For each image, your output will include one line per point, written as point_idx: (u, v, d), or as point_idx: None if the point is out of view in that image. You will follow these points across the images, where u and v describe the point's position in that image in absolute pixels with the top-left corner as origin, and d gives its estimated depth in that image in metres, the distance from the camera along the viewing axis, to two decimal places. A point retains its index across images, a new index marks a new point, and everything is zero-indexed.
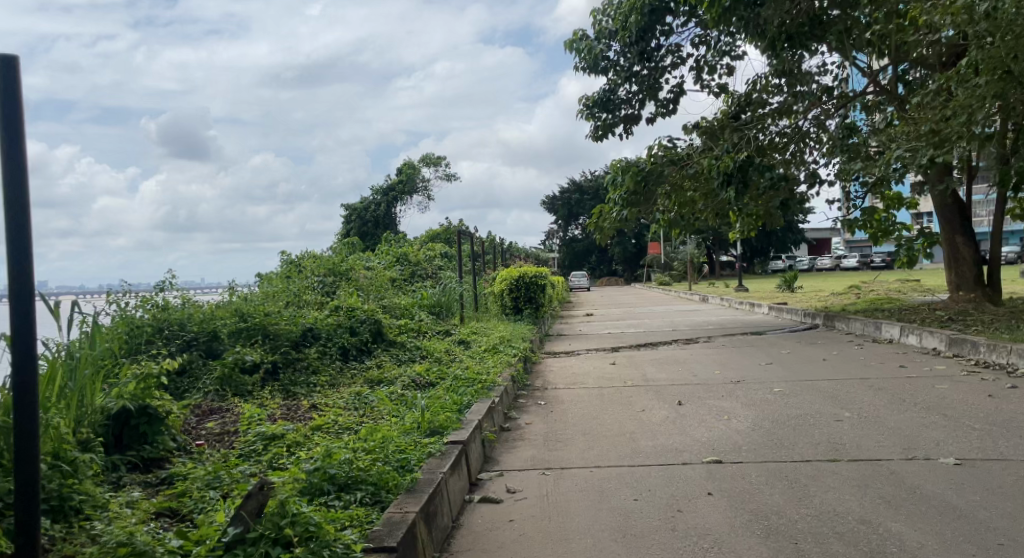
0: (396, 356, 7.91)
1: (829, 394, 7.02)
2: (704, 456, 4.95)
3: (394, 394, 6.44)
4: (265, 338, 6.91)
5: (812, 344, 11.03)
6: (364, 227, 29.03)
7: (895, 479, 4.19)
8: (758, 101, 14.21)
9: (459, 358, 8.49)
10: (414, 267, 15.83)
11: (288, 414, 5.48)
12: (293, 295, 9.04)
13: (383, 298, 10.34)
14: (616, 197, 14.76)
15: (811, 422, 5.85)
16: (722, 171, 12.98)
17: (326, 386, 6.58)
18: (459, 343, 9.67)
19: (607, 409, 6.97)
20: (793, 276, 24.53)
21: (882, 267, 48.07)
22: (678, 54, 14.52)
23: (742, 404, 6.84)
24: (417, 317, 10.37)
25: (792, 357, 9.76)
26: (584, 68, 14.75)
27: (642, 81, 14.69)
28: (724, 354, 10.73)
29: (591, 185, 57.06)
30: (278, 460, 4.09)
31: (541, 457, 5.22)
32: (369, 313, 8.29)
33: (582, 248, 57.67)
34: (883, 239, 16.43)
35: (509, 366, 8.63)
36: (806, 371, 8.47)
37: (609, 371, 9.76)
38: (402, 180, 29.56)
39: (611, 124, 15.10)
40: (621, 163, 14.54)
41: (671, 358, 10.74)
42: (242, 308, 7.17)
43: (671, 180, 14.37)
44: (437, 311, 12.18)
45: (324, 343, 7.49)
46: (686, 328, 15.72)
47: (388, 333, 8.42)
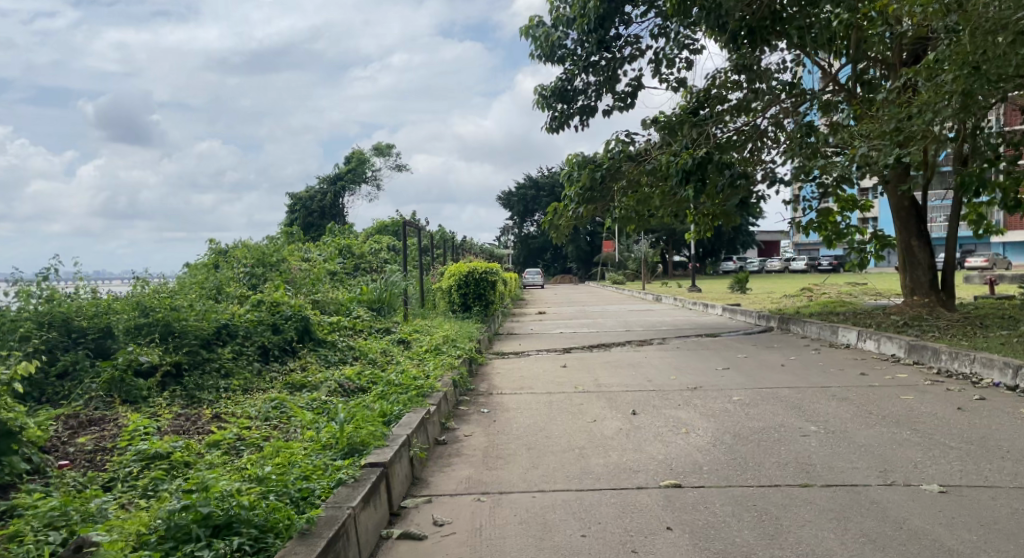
0: (324, 357, 7.22)
1: (791, 403, 6.49)
2: (661, 478, 4.37)
3: (313, 403, 5.79)
4: (168, 339, 6.24)
5: (769, 347, 10.61)
6: (310, 217, 28.06)
7: (878, 511, 3.64)
8: (717, 97, 13.75)
9: (395, 359, 7.80)
10: (358, 259, 15.07)
11: (182, 429, 4.84)
12: (211, 287, 8.32)
13: (318, 292, 9.62)
14: (570, 193, 14.25)
15: (775, 436, 5.30)
16: (681, 168, 12.52)
17: (235, 394, 5.95)
18: (399, 343, 9.01)
19: (555, 419, 6.37)
20: (745, 277, 24.30)
21: (831, 270, 48.56)
22: (638, 45, 14.03)
23: (700, 415, 6.28)
24: (354, 313, 9.70)
25: (749, 361, 9.29)
26: (540, 56, 14.24)
27: (599, 71, 14.21)
28: (680, 357, 10.22)
29: (546, 181, 56.59)
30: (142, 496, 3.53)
31: (477, 479, 4.58)
32: (296, 309, 7.60)
33: (536, 244, 57.23)
34: (836, 242, 16.14)
35: (450, 366, 7.97)
36: (766, 378, 7.96)
37: (559, 375, 9.15)
38: (351, 170, 28.63)
39: (567, 115, 14.56)
40: (576, 158, 14.01)
41: (624, 361, 10.21)
42: (144, 301, 6.53)
43: (628, 176, 13.89)
44: (378, 307, 11.47)
45: (241, 343, 6.83)
46: (639, 329, 15.25)
47: (318, 331, 7.75)
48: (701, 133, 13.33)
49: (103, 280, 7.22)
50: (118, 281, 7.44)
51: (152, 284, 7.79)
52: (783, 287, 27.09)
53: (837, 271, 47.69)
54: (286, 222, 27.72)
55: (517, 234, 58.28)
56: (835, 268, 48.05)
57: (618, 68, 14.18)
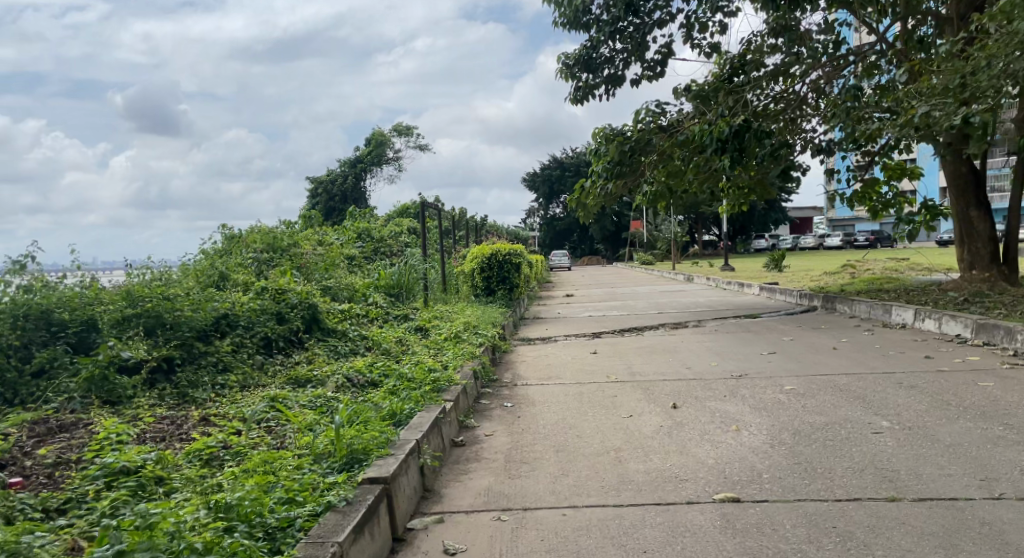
0: (333, 349, 6.57)
1: (853, 392, 5.73)
2: (714, 490, 3.69)
3: (315, 402, 5.16)
4: (160, 332, 5.65)
5: (816, 329, 9.81)
6: (331, 202, 27.58)
7: (992, 540, 2.93)
8: (754, 62, 12.88)
9: (411, 350, 7.16)
10: (377, 243, 14.47)
11: (162, 436, 4.24)
12: (212, 275, 7.72)
13: (331, 278, 9.00)
14: (599, 169, 13.46)
15: (843, 434, 4.57)
16: (717, 137, 11.79)
17: (232, 392, 5.34)
18: (417, 331, 8.38)
19: (586, 415, 5.69)
20: (782, 254, 23.34)
21: (868, 246, 47.01)
22: (667, 9, 13.26)
23: (750, 408, 5.54)
24: (370, 299, 9.10)
25: (797, 345, 8.50)
26: (563, 22, 13.62)
27: (626, 37, 13.45)
28: (719, 342, 9.47)
29: (571, 162, 55.62)
30: (91, 530, 2.97)
31: (498, 491, 3.93)
32: (304, 295, 6.99)
33: (563, 226, 56.33)
34: (881, 213, 15.23)
35: (470, 356, 7.31)
36: (818, 363, 7.19)
37: (587, 362, 8.45)
38: (371, 151, 28.02)
39: (593, 85, 13.80)
40: (603, 132, 13.23)
41: (659, 346, 9.49)
42: (135, 290, 5.96)
43: (659, 150, 13.11)
44: (396, 292, 10.83)
45: (242, 334, 6.23)
46: (672, 310, 14.47)
47: (328, 320, 7.13)
48: (738, 100, 12.52)
49: (96, 269, 6.68)
50: (114, 270, 6.88)
51: (153, 272, 7.22)
52: (820, 264, 26.08)
53: (873, 247, 46.31)
54: (307, 207, 27.27)
55: (543, 216, 57.45)
56: (871, 243, 46.67)
57: (646, 34, 13.40)
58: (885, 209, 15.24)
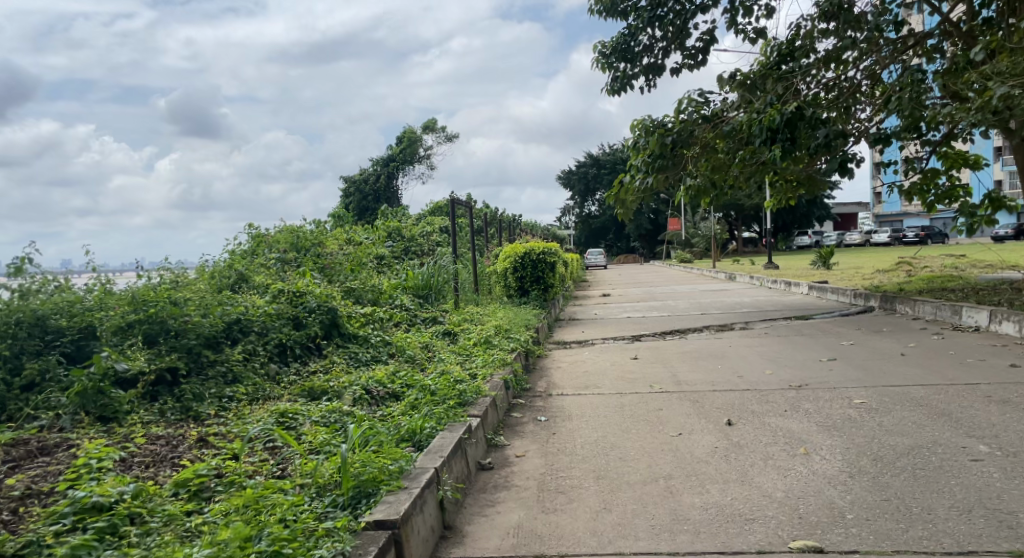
0: (353, 357, 6.02)
1: (936, 408, 5.06)
2: (791, 536, 3.09)
3: (328, 420, 4.61)
4: (165, 339, 5.12)
5: (878, 332, 9.08)
6: (365, 201, 27.29)
7: None
8: (805, 49, 12.21)
9: (437, 357, 6.62)
10: (407, 243, 14.00)
11: (151, 460, 3.70)
12: (226, 276, 7.18)
13: (354, 279, 8.45)
14: (638, 161, 12.69)
15: (934, 463, 3.92)
16: (767, 126, 11.09)
17: (239, 405, 4.80)
18: (444, 336, 7.84)
19: (630, 432, 5.10)
20: (830, 251, 22.38)
21: (918, 242, 45.37)
22: None
23: (817, 427, 4.90)
24: (397, 300, 8.60)
25: (860, 351, 7.80)
26: (600, 10, 13.09)
27: (666, 25, 12.83)
28: (771, 346, 8.78)
29: (607, 159, 54.75)
30: None
31: (531, 530, 3.37)
32: (323, 297, 6.42)
33: (600, 224, 55.52)
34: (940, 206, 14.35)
35: (501, 365, 6.73)
36: (888, 371, 6.50)
37: (628, 369, 7.85)
38: (404, 149, 27.63)
39: (630, 75, 13.17)
40: (643, 123, 12.52)
41: (706, 351, 8.83)
42: (141, 293, 5.43)
43: (701, 141, 12.40)
44: (425, 294, 10.30)
45: (256, 341, 5.67)
46: (716, 310, 13.76)
47: (349, 324, 6.56)
48: (787, 88, 11.92)
49: (107, 271, 6.26)
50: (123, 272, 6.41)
51: (164, 274, 6.73)
52: (871, 262, 24.97)
53: (923, 244, 44.79)
54: (340, 206, 27.01)
55: (579, 214, 56.72)
56: (921, 240, 45.15)
57: (688, 20, 12.74)
58: (940, 201, 14.42)
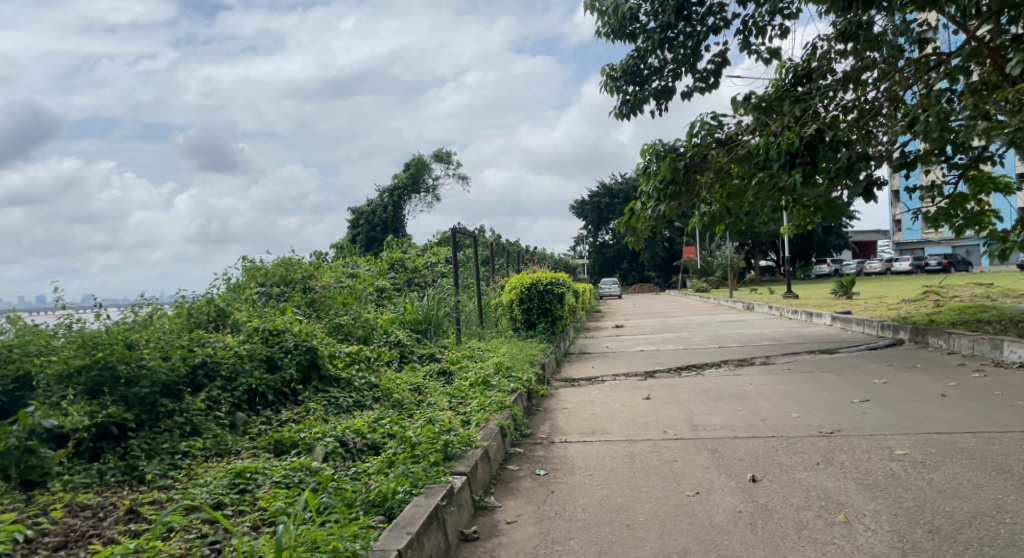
0: (333, 404, 5.35)
1: (993, 462, 4.42)
2: None
3: (291, 481, 3.96)
4: (114, 390, 4.44)
5: (911, 370, 8.44)
6: (373, 231, 26.88)
7: None
8: (822, 70, 11.70)
9: (429, 401, 5.98)
10: (410, 274, 13.49)
11: (64, 542, 3.09)
12: (199, 313, 6.50)
13: (345, 313, 7.81)
14: (648, 189, 12.14)
15: (1005, 537, 3.28)
16: (785, 150, 10.53)
17: (193, 463, 4.15)
18: (440, 376, 7.20)
19: (641, 490, 4.45)
20: (851, 280, 21.65)
21: (940, 270, 44.48)
22: (722, 13, 12.25)
23: (857, 485, 4.25)
24: (391, 336, 7.99)
25: (895, 391, 7.16)
26: (607, 32, 12.65)
27: (676, 47, 12.36)
28: (795, 384, 8.13)
29: (620, 188, 54.26)
30: None
31: None
32: (302, 334, 5.74)
33: (614, 253, 54.93)
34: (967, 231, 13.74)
35: (498, 409, 6.09)
36: (929, 417, 5.86)
37: (640, 410, 7.20)
38: (412, 179, 27.33)
39: (640, 98, 12.67)
40: (653, 148, 11.97)
41: (724, 389, 8.18)
42: (93, 332, 4.79)
43: (715, 165, 11.81)
44: (423, 328, 9.71)
45: (222, 386, 4.98)
46: (734, 343, 13.09)
47: (331, 364, 5.90)
48: (806, 109, 11.36)
49: (74, 307, 5.65)
50: (93, 306, 5.82)
51: (140, 310, 6.06)
52: (894, 290, 24.19)
53: (945, 272, 43.92)
54: (346, 237, 26.59)
55: (592, 243, 56.17)
56: (943, 268, 44.25)
57: (699, 42, 12.28)
58: (968, 226, 13.76)
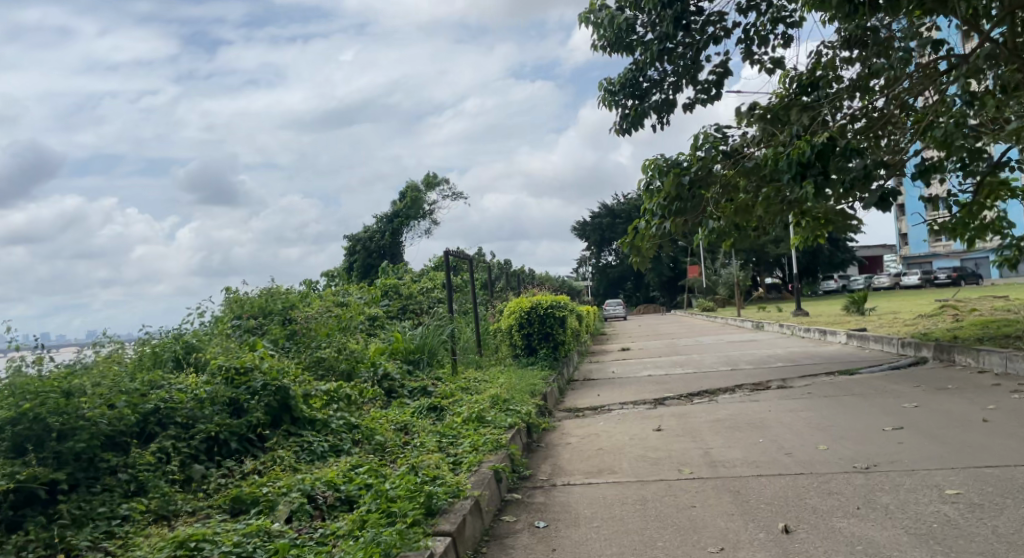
0: (306, 451, 4.69)
1: None
2: None
3: (243, 550, 3.31)
4: (43, 446, 3.78)
5: (943, 393, 7.91)
6: (370, 258, 26.32)
7: None
8: (829, 77, 11.22)
9: (416, 443, 5.33)
10: (404, 301, 12.92)
11: None
12: (161, 356, 5.84)
13: (328, 346, 7.17)
14: (652, 206, 11.54)
15: None
16: (796, 161, 9.99)
17: (132, 531, 3.52)
18: (431, 412, 6.55)
19: (658, 546, 3.83)
20: (862, 296, 21.07)
21: (949, 284, 43.90)
22: (723, 23, 11.82)
23: (909, 536, 3.63)
24: (380, 368, 7.36)
25: (929, 418, 6.59)
26: (603, 45, 12.18)
27: (676, 58, 11.89)
28: (818, 410, 7.53)
29: (621, 209, 53.93)
30: None
31: None
32: (273, 373, 5.09)
33: (617, 274, 54.34)
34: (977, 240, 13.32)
35: (493, 449, 5.45)
36: (975, 450, 5.29)
37: (651, 444, 6.56)
38: (409, 205, 26.99)
39: (641, 113, 12.17)
40: (655, 163, 11.38)
41: (742, 418, 7.56)
42: (24, 379, 4.14)
43: (721, 179, 11.26)
44: (416, 359, 9.09)
45: (177, 436, 4.34)
46: (747, 365, 12.46)
47: (306, 404, 5.25)
48: (814, 117, 10.84)
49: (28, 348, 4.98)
50: (49, 347, 5.06)
51: (100, 350, 5.40)
52: (906, 305, 23.57)
53: (955, 285, 43.31)
54: (343, 264, 26.02)
55: (595, 265, 55.64)
56: (952, 281, 43.67)
57: (700, 53, 11.82)
58: (980, 235, 13.30)
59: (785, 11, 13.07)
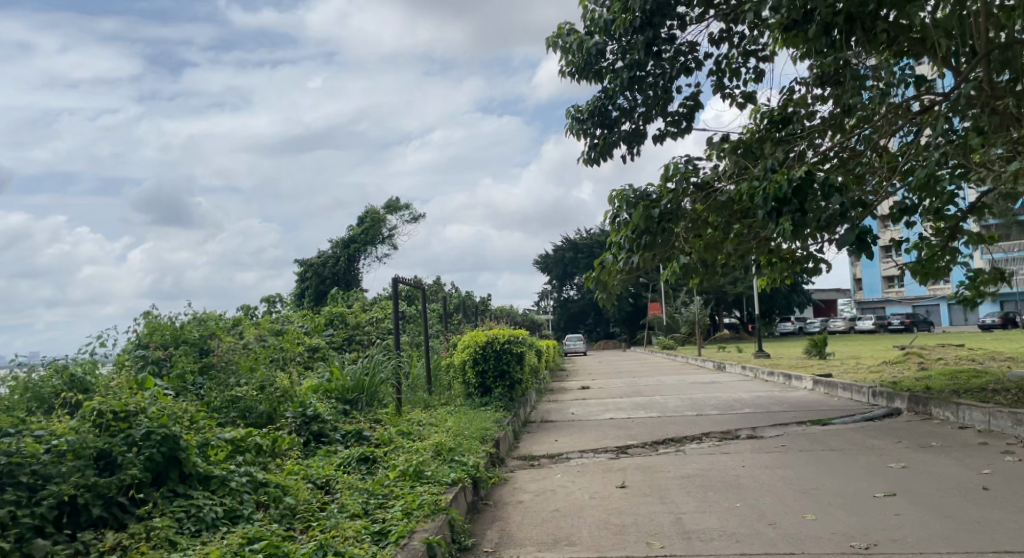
0: (187, 523, 3.76)
1: None
2: None
3: None
4: None
5: (930, 454, 7.25)
6: (321, 285, 25.29)
7: None
8: (801, 113, 10.72)
9: (333, 508, 4.41)
10: (351, 332, 11.98)
11: None
12: (33, 393, 4.84)
13: (248, 382, 6.21)
14: (619, 239, 10.81)
15: None
16: (772, 196, 9.42)
17: None
18: (361, 464, 5.64)
19: None
20: (824, 340, 20.69)
21: (903, 330, 44.18)
22: (695, 52, 11.30)
23: None
24: (307, 407, 6.43)
25: (923, 485, 5.90)
26: (571, 71, 11.57)
27: (646, 87, 11.31)
28: (796, 468, 6.81)
29: (584, 243, 53.59)
30: None
31: None
32: (161, 417, 4.14)
33: (578, 309, 53.78)
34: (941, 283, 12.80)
35: (429, 514, 4.57)
36: (987, 536, 4.59)
37: (614, 505, 5.74)
38: (366, 230, 26.12)
39: (609, 142, 11.56)
40: (624, 194, 10.67)
41: (714, 474, 6.79)
42: None
43: (691, 214, 10.61)
44: (354, 397, 8.17)
45: (17, 503, 3.36)
46: (712, 410, 11.75)
47: (202, 457, 4.32)
48: (789, 151, 10.37)
49: None
50: None
51: None
52: (866, 351, 23.28)
53: (908, 331, 43.62)
54: (294, 290, 24.94)
55: (557, 299, 55.08)
56: (906, 328, 43.98)
57: (671, 82, 11.27)
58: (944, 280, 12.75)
59: (756, 45, 12.62)
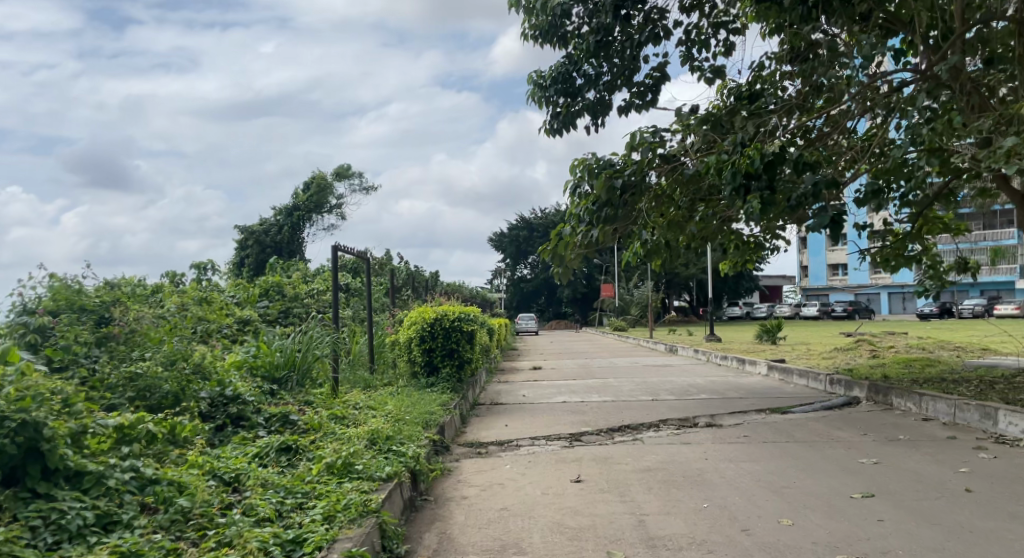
0: (39, 534, 2.99)
1: None
2: None
3: None
4: None
5: (900, 449, 6.82)
6: (263, 254, 24.16)
7: None
8: (771, 90, 10.26)
9: (236, 510, 3.68)
10: (288, 303, 11.13)
11: None
12: None
13: (154, 357, 5.40)
14: (579, 211, 10.16)
15: None
16: (742, 171, 8.81)
17: None
18: (281, 455, 4.91)
19: None
20: (775, 325, 20.49)
21: (846, 316, 44.87)
22: (665, 19, 10.65)
23: None
24: (226, 387, 5.66)
25: (902, 485, 5.44)
26: (534, 34, 10.85)
27: (612, 54, 10.65)
28: (763, 463, 6.30)
29: (538, 221, 53.06)
30: None
31: None
32: (22, 399, 3.35)
33: (530, 288, 53.32)
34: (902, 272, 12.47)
35: (356, 518, 3.86)
36: (984, 548, 4.11)
37: (569, 503, 5.14)
38: (312, 198, 25.02)
39: (572, 111, 10.88)
40: (586, 163, 10.01)
41: (676, 467, 6.24)
42: None
43: (655, 189, 10.01)
44: (284, 375, 7.40)
45: None
46: (668, 395, 11.27)
47: (77, 447, 3.54)
48: (760, 126, 9.80)
49: None
50: None
51: None
52: (814, 337, 23.24)
53: (851, 318, 44.33)
54: (234, 259, 23.77)
55: (509, 277, 54.51)
56: (849, 315, 44.68)
57: (639, 50, 10.61)
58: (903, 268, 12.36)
59: (727, 16, 12.05)
